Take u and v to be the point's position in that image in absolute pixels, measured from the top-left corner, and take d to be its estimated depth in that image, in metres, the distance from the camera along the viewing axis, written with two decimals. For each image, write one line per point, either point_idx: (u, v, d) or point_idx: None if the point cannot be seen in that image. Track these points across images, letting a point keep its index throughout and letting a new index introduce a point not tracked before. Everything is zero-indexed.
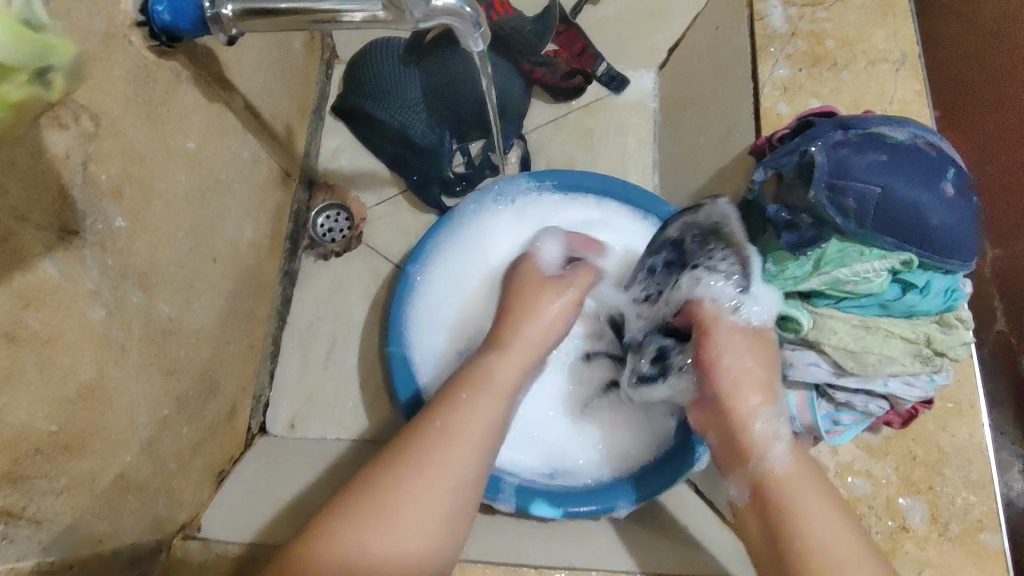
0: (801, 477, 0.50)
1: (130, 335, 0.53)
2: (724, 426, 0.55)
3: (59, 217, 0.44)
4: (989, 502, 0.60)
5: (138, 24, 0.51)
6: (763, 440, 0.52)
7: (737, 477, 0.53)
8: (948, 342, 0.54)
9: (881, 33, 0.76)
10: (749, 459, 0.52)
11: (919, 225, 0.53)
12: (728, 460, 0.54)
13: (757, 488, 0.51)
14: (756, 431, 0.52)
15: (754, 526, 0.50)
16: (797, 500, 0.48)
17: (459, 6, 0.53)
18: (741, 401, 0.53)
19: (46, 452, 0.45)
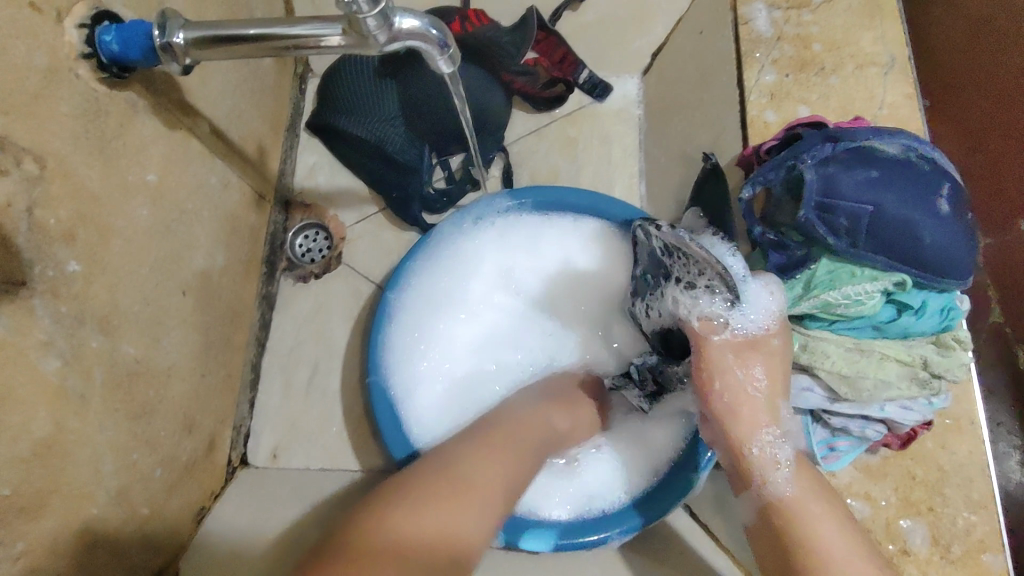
0: (811, 496, 0.48)
1: (90, 382, 0.51)
2: (728, 446, 0.54)
3: (3, 268, 0.42)
4: (991, 521, 0.58)
5: (85, 56, 0.48)
6: (764, 462, 0.50)
7: (746, 496, 0.52)
8: (945, 363, 0.52)
9: (869, 35, 0.74)
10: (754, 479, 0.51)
11: (913, 245, 0.51)
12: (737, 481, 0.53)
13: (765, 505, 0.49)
14: (755, 453, 0.51)
15: (765, 547, 0.48)
16: (809, 514, 0.47)
17: (424, 28, 0.50)
18: (746, 417, 0.52)
19: (0, 517, 0.42)
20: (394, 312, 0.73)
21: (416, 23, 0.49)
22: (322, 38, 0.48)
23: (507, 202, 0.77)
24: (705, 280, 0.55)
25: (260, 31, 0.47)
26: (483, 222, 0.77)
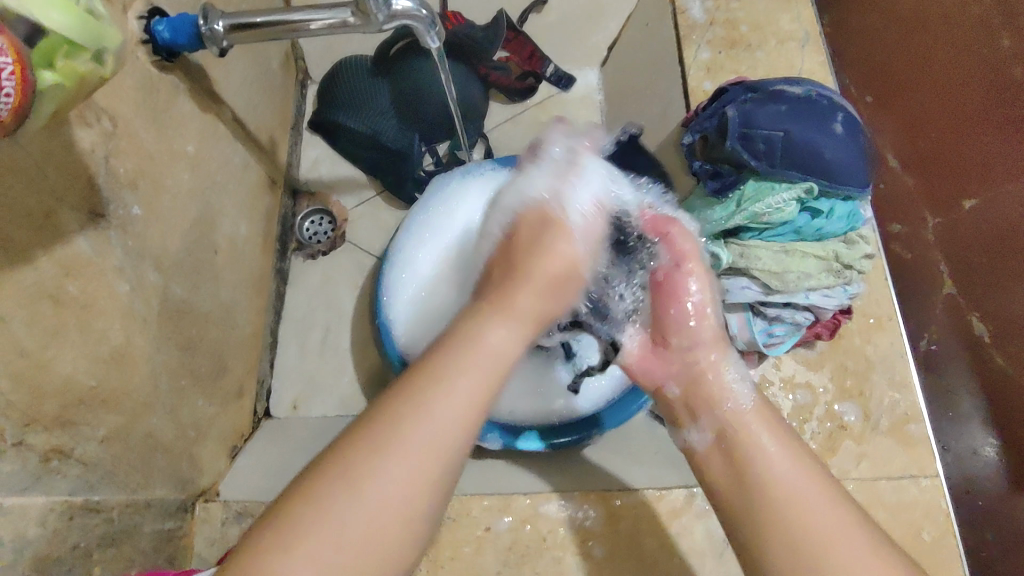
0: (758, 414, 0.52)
1: (150, 309, 0.61)
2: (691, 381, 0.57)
3: (88, 201, 0.52)
4: (912, 398, 0.69)
5: (143, 41, 0.60)
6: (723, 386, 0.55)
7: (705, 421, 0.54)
8: (852, 255, 0.65)
9: (786, 16, 0.86)
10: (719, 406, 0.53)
11: (816, 160, 0.63)
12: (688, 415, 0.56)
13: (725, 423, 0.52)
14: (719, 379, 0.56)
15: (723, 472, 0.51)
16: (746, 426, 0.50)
17: (416, 9, 0.64)
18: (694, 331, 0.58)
19: (88, 403, 0.52)
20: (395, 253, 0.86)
21: (410, 5, 0.63)
22: (306, 22, 0.60)
23: (493, 165, 0.90)
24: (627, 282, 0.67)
25: (269, 18, 0.61)
26: (473, 175, 0.89)
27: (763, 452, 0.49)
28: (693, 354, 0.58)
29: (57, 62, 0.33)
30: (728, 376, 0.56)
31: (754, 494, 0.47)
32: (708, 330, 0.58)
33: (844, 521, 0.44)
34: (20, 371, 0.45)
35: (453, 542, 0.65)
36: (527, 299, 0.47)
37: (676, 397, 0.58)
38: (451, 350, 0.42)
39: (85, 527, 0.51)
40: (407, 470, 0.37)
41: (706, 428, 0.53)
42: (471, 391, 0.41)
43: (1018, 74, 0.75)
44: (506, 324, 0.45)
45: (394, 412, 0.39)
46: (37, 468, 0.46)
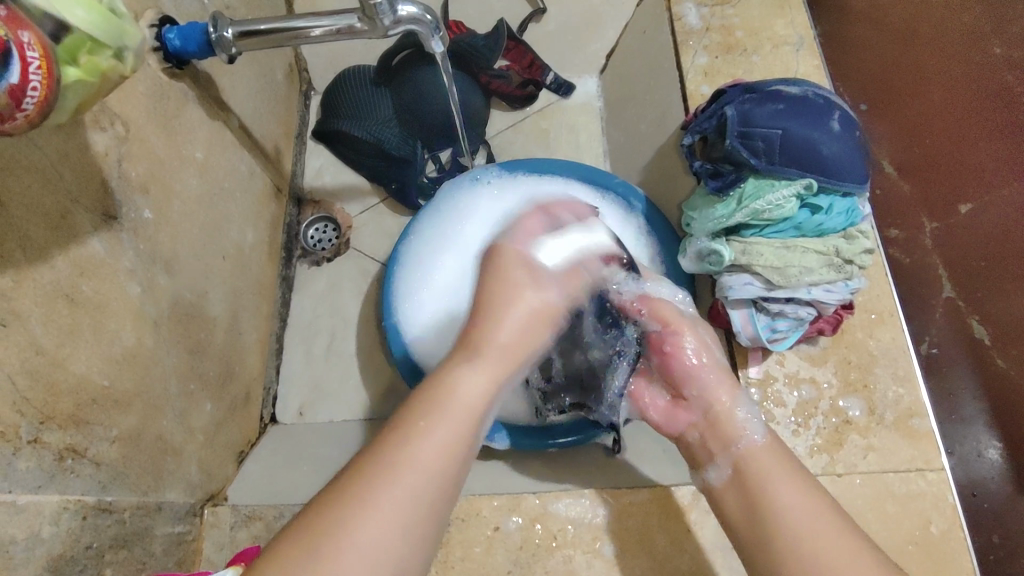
0: (767, 454, 0.56)
1: (160, 312, 0.62)
2: (708, 422, 0.62)
3: (101, 204, 0.53)
4: (915, 391, 0.69)
5: (154, 49, 0.61)
6: (742, 425, 0.60)
7: (719, 460, 0.59)
8: (852, 250, 0.66)
9: (781, 21, 0.87)
10: (732, 444, 0.59)
11: (815, 156, 0.65)
12: (701, 454, 0.62)
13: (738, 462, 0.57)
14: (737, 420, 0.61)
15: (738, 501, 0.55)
16: (757, 467, 0.56)
17: (420, 13, 0.65)
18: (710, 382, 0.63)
19: (101, 402, 0.52)
20: (401, 262, 0.87)
21: (414, 10, 0.65)
22: (310, 28, 0.62)
23: (500, 171, 0.91)
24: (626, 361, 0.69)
25: (272, 24, 0.62)
26: (481, 183, 0.90)
27: (773, 489, 0.53)
28: (705, 399, 0.63)
29: (80, 58, 0.35)
30: (741, 413, 0.61)
31: (766, 530, 0.52)
32: (711, 376, 0.63)
33: (850, 547, 0.48)
34: (37, 368, 0.45)
35: (463, 542, 0.64)
36: (475, 385, 0.50)
37: (697, 439, 0.63)
38: (425, 405, 0.48)
39: (98, 527, 0.51)
40: (388, 524, 0.41)
41: (723, 466, 0.59)
42: (444, 440, 0.46)
43: (1011, 78, 0.90)
44: (475, 372, 0.51)
45: (381, 459, 0.44)
46: (52, 466, 0.46)
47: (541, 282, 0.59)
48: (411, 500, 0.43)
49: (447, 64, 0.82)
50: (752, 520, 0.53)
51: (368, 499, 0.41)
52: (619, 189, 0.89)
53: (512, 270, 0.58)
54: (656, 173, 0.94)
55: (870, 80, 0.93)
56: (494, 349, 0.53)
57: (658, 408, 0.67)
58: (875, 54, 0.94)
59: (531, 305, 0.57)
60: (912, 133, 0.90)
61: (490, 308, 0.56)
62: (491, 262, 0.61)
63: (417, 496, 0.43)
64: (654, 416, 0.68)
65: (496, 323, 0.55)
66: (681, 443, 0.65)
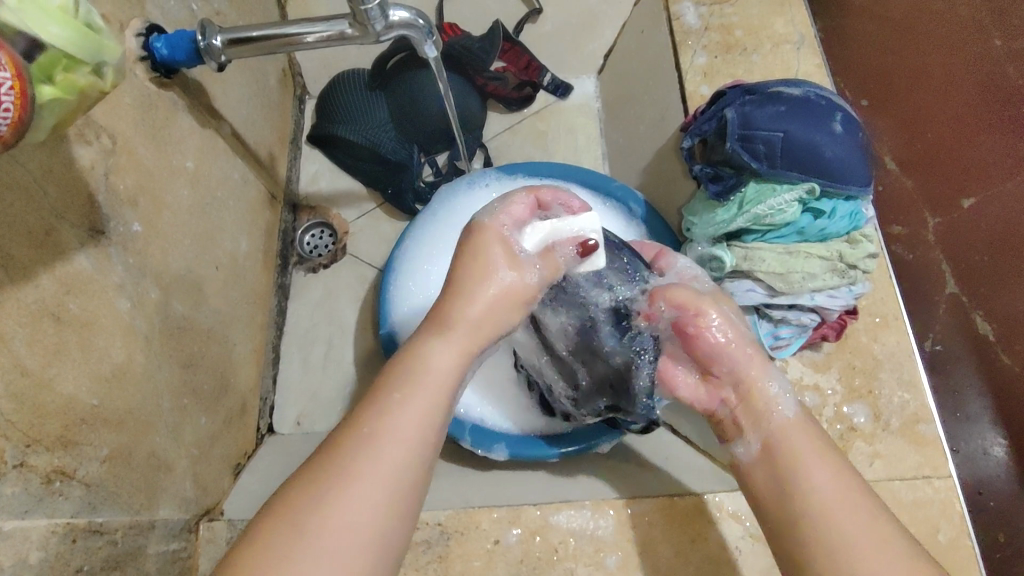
0: (797, 431, 0.55)
1: (151, 326, 0.60)
2: (740, 399, 0.59)
3: (88, 218, 0.52)
4: (921, 397, 0.68)
5: (140, 59, 0.60)
6: (772, 402, 0.57)
7: (748, 437, 0.57)
8: (856, 255, 0.65)
9: (780, 20, 0.85)
10: (765, 419, 0.56)
11: (818, 159, 0.63)
12: (732, 431, 0.59)
13: (772, 441, 0.55)
14: (767, 396, 0.58)
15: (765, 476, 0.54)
16: (792, 449, 0.53)
17: (413, 19, 0.64)
18: (736, 357, 0.60)
19: (90, 422, 0.51)
20: (401, 263, 0.86)
21: (406, 15, 0.63)
22: (303, 35, 0.61)
23: (499, 173, 0.90)
24: (642, 360, 0.65)
25: (263, 32, 0.61)
26: (479, 186, 0.89)
27: (805, 471, 0.51)
28: (734, 375, 0.60)
29: (56, 75, 0.35)
30: (772, 389, 0.58)
31: (794, 518, 0.50)
32: (739, 355, 0.59)
33: (881, 533, 0.47)
34: (22, 390, 0.44)
35: (463, 555, 0.63)
36: (449, 356, 0.49)
37: (729, 416, 0.60)
38: (396, 379, 0.47)
39: (88, 550, 0.50)
40: (368, 495, 0.41)
41: (752, 442, 0.56)
42: (416, 420, 0.45)
43: (1011, 71, 0.85)
44: (442, 352, 0.49)
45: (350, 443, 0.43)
46: (39, 490, 0.45)
47: (515, 259, 0.53)
48: (380, 480, 0.42)
49: (440, 68, 0.80)
50: (778, 496, 0.52)
51: (349, 475, 0.41)
52: (618, 193, 0.87)
53: (487, 245, 0.53)
54: (655, 174, 0.93)
55: (867, 75, 0.92)
56: (462, 325, 0.50)
57: (689, 385, 0.63)
58: (876, 48, 0.92)
59: (511, 280, 0.52)
60: (913, 126, 0.88)
61: (462, 283, 0.52)
62: (464, 235, 0.54)
63: (385, 482, 0.42)
64: (685, 395, 0.63)
65: (467, 297, 0.51)
66: (712, 421, 0.62)
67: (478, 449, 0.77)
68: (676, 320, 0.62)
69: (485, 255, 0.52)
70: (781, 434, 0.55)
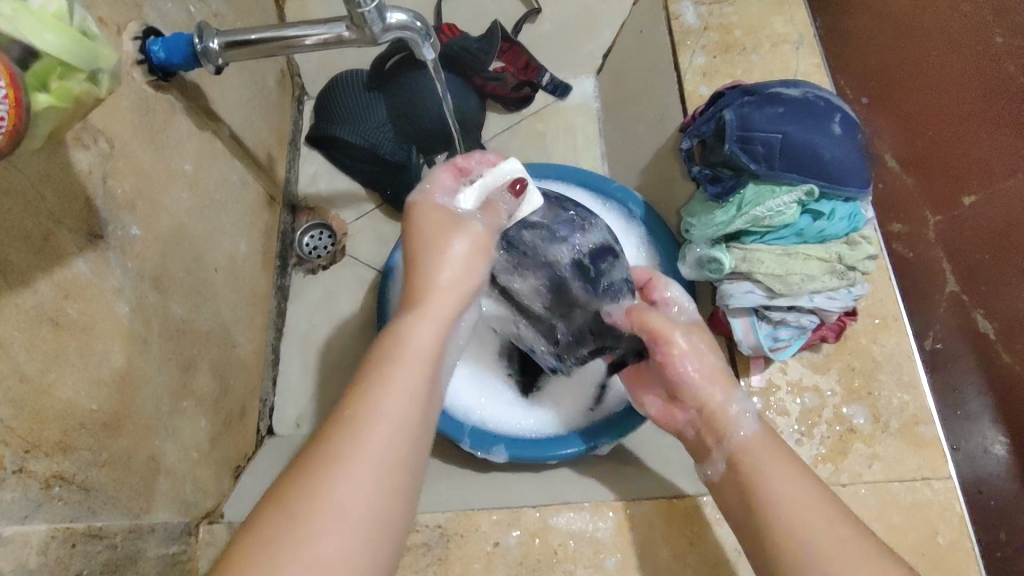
0: (760, 447, 0.57)
1: (150, 330, 0.60)
2: (703, 422, 0.63)
3: (86, 223, 0.52)
4: (920, 398, 0.68)
5: (138, 62, 0.60)
6: (733, 421, 0.60)
7: (710, 458, 0.61)
8: (855, 257, 0.65)
9: (779, 19, 0.85)
10: (722, 441, 0.60)
11: (816, 161, 0.63)
12: (699, 450, 0.63)
13: (732, 456, 0.58)
14: (729, 418, 0.61)
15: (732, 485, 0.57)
16: (755, 462, 0.56)
17: (410, 20, 0.64)
18: (701, 383, 0.63)
19: (89, 427, 0.51)
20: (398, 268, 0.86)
21: (404, 17, 0.63)
22: (302, 38, 0.61)
23: None
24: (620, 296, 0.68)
25: (261, 35, 0.61)
26: None
27: (763, 476, 0.54)
28: (699, 398, 0.63)
29: (51, 83, 0.34)
30: (733, 408, 0.61)
31: (761, 523, 0.53)
32: (704, 377, 0.63)
33: (843, 534, 0.48)
34: (20, 397, 0.44)
35: (463, 558, 0.63)
36: (428, 330, 0.50)
37: (694, 438, 0.64)
38: (379, 361, 0.47)
39: (88, 554, 0.50)
40: (365, 475, 0.41)
41: (716, 463, 0.60)
42: (409, 390, 0.46)
43: (1010, 68, 0.78)
44: (421, 321, 0.50)
45: (347, 424, 0.43)
46: (39, 495, 0.45)
47: (461, 220, 0.56)
48: (380, 458, 0.42)
49: (438, 69, 0.80)
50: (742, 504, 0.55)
51: (342, 458, 0.41)
52: (618, 194, 0.87)
53: (434, 218, 0.56)
54: (655, 174, 0.93)
55: (868, 74, 0.93)
56: (436, 294, 0.52)
57: (659, 405, 0.68)
58: (876, 47, 0.93)
59: (468, 246, 0.55)
60: (915, 125, 0.88)
61: (419, 254, 0.54)
62: (409, 216, 0.57)
63: (383, 454, 0.42)
64: (655, 413, 0.69)
65: (431, 267, 0.53)
66: (686, 441, 0.66)
67: (476, 452, 0.77)
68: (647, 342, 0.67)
69: (428, 223, 0.55)
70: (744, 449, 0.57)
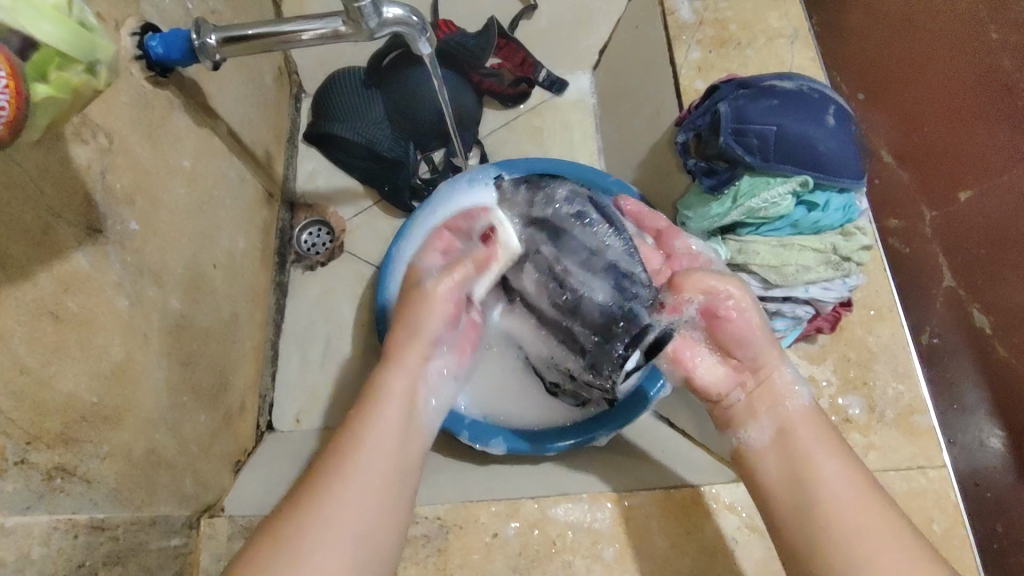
0: (808, 420, 0.57)
1: (149, 324, 0.61)
2: (757, 389, 0.60)
3: (85, 218, 0.52)
4: (915, 388, 0.69)
5: (136, 58, 0.60)
6: (787, 389, 0.59)
7: (761, 422, 0.58)
8: (850, 248, 0.66)
9: (774, 14, 0.86)
10: (780, 407, 0.58)
11: (810, 152, 0.64)
12: (748, 413, 0.59)
13: (784, 427, 0.57)
14: (782, 384, 0.59)
15: (773, 460, 0.56)
16: (807, 446, 0.54)
17: (407, 16, 0.64)
18: (757, 348, 0.60)
19: (90, 419, 0.51)
20: (402, 259, 0.86)
21: (401, 13, 0.64)
22: (298, 33, 0.61)
23: (496, 171, 0.90)
24: (637, 290, 0.64)
25: (258, 30, 0.61)
26: (479, 183, 0.88)
27: (813, 459, 0.53)
28: (754, 361, 0.61)
29: (50, 74, 0.35)
30: (786, 375, 0.60)
31: (804, 496, 0.52)
32: (764, 341, 0.60)
33: (887, 524, 0.49)
34: (20, 388, 0.44)
35: (462, 549, 0.64)
36: (403, 380, 0.57)
37: (740, 401, 0.60)
38: (357, 425, 0.53)
39: (90, 546, 0.50)
40: (360, 503, 0.48)
41: (765, 427, 0.58)
42: (385, 448, 0.52)
43: (1007, 63, 0.85)
44: (400, 388, 0.56)
45: (326, 484, 0.48)
46: (40, 486, 0.46)
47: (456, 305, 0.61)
48: (363, 510, 0.48)
49: (433, 62, 0.80)
50: (787, 484, 0.54)
51: (333, 497, 0.48)
52: (613, 188, 0.88)
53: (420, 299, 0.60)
54: (651, 169, 0.93)
55: (865, 69, 0.92)
56: (419, 345, 0.58)
57: (705, 364, 0.63)
58: (872, 40, 0.92)
59: (446, 291, 0.60)
60: (911, 119, 0.88)
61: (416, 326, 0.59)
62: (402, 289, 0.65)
63: (370, 504, 0.49)
64: (698, 377, 0.63)
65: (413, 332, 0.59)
66: (716, 407, 0.62)
67: (475, 443, 0.77)
68: (700, 305, 0.61)
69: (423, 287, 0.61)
70: (787, 425, 0.57)
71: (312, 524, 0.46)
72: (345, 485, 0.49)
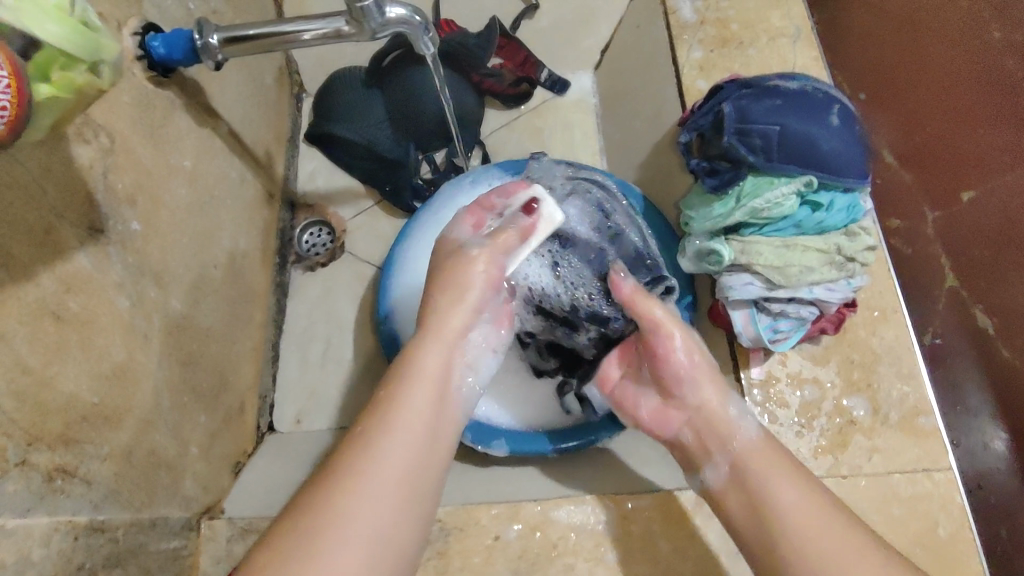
0: (763, 451, 0.59)
1: (150, 325, 0.60)
2: (703, 424, 0.63)
3: (87, 217, 0.52)
4: (919, 389, 0.68)
5: (137, 58, 0.60)
6: (733, 423, 0.62)
7: (717, 459, 0.61)
8: (854, 248, 0.66)
9: (776, 14, 0.85)
10: (730, 443, 0.61)
11: (814, 152, 0.64)
12: (703, 452, 0.63)
13: (739, 462, 0.59)
14: (727, 417, 0.62)
15: (735, 499, 0.58)
16: (770, 482, 0.56)
17: (409, 15, 0.64)
18: (699, 390, 0.64)
19: (91, 420, 0.51)
20: (402, 260, 0.86)
21: (403, 11, 0.63)
22: (299, 33, 0.61)
23: (499, 172, 0.90)
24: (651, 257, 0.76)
25: (260, 30, 0.61)
26: (481, 184, 0.89)
27: (772, 489, 0.56)
28: (697, 400, 0.64)
29: (54, 74, 0.35)
30: (730, 409, 0.63)
31: (768, 526, 0.55)
32: (704, 375, 0.65)
33: (855, 546, 0.51)
34: (21, 389, 0.44)
35: (463, 551, 0.63)
36: (437, 359, 0.56)
37: (690, 442, 0.65)
38: (386, 395, 0.53)
39: (91, 547, 0.50)
40: (382, 482, 0.48)
41: (720, 465, 0.61)
42: (413, 422, 0.52)
43: (1011, 63, 0.82)
44: (430, 354, 0.56)
45: (355, 453, 0.49)
46: (41, 488, 0.46)
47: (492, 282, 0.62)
48: (388, 480, 0.48)
49: (436, 62, 0.80)
50: (752, 519, 0.56)
51: (356, 474, 0.47)
52: (617, 188, 0.87)
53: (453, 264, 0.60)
54: (653, 169, 0.93)
55: (864, 71, 0.92)
56: (447, 332, 0.58)
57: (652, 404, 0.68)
58: (873, 41, 0.93)
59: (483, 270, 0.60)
60: (913, 119, 0.88)
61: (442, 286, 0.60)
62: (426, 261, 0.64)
63: (396, 477, 0.49)
64: (645, 418, 0.69)
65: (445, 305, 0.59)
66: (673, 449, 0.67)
67: (477, 445, 0.77)
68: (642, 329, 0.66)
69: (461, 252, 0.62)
70: (742, 459, 0.59)
71: (335, 504, 0.46)
72: (376, 448, 0.49)
